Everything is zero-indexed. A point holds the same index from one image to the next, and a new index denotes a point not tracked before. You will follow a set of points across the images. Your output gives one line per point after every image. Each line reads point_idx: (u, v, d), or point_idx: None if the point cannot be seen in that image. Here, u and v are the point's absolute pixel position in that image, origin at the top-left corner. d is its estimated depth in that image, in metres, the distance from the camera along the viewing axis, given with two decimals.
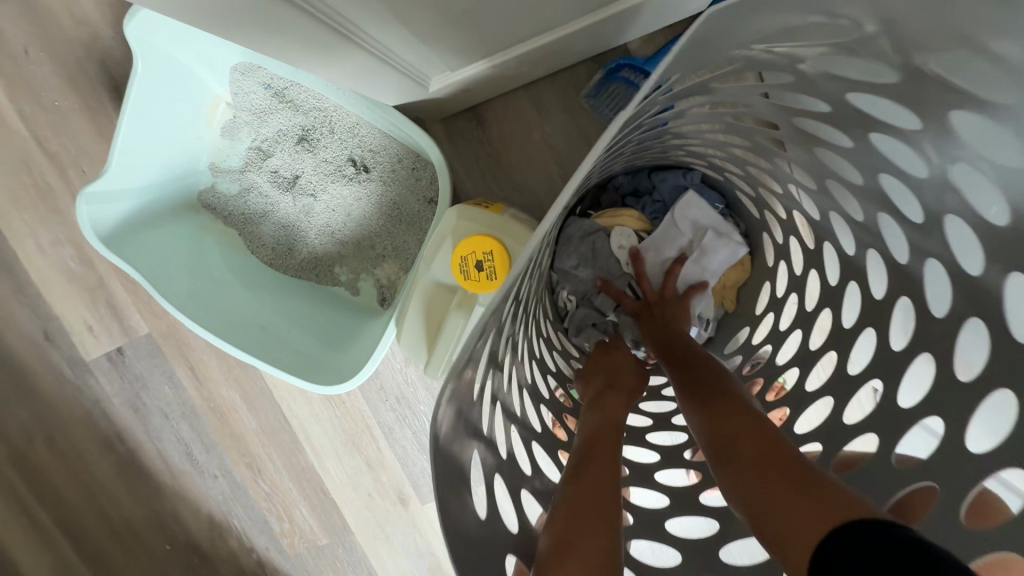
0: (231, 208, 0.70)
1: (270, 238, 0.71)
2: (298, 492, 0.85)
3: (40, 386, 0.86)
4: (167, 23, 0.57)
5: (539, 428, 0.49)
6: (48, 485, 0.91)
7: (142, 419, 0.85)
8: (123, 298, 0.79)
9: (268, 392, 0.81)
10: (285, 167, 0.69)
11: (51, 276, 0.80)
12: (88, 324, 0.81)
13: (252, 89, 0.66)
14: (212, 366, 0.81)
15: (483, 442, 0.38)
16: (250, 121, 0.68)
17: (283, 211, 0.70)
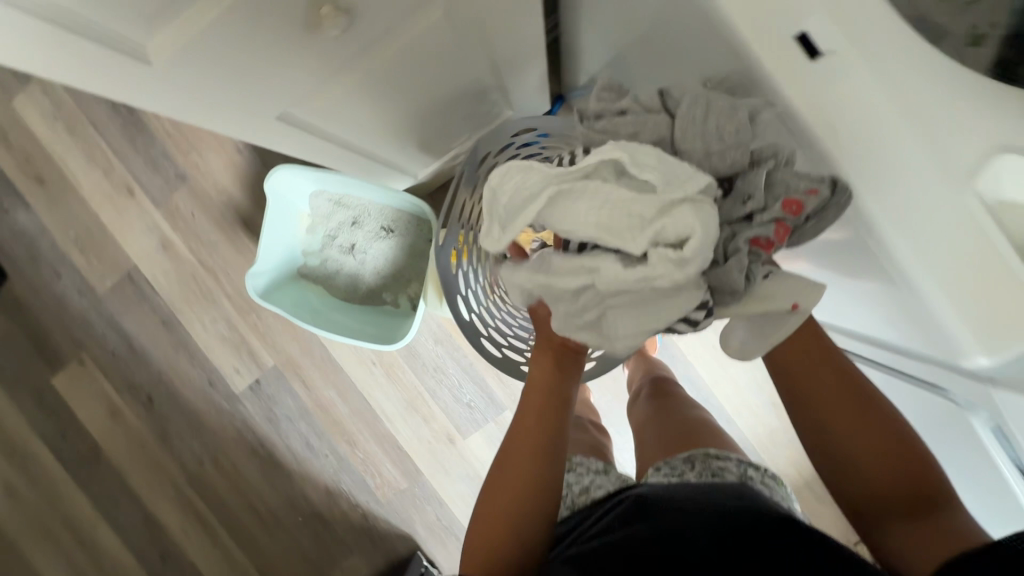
0: (317, 272, 1.20)
1: (343, 284, 1.20)
2: (382, 452, 1.27)
3: (207, 419, 1.31)
4: (282, 178, 1.08)
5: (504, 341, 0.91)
6: (214, 493, 1.33)
7: (275, 426, 1.29)
8: (257, 346, 1.27)
9: (353, 386, 1.26)
10: (345, 242, 1.19)
11: (212, 343, 1.29)
12: (237, 368, 1.28)
13: (321, 203, 1.18)
14: (316, 377, 1.27)
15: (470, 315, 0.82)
16: (323, 221, 1.19)
17: (348, 267, 1.20)
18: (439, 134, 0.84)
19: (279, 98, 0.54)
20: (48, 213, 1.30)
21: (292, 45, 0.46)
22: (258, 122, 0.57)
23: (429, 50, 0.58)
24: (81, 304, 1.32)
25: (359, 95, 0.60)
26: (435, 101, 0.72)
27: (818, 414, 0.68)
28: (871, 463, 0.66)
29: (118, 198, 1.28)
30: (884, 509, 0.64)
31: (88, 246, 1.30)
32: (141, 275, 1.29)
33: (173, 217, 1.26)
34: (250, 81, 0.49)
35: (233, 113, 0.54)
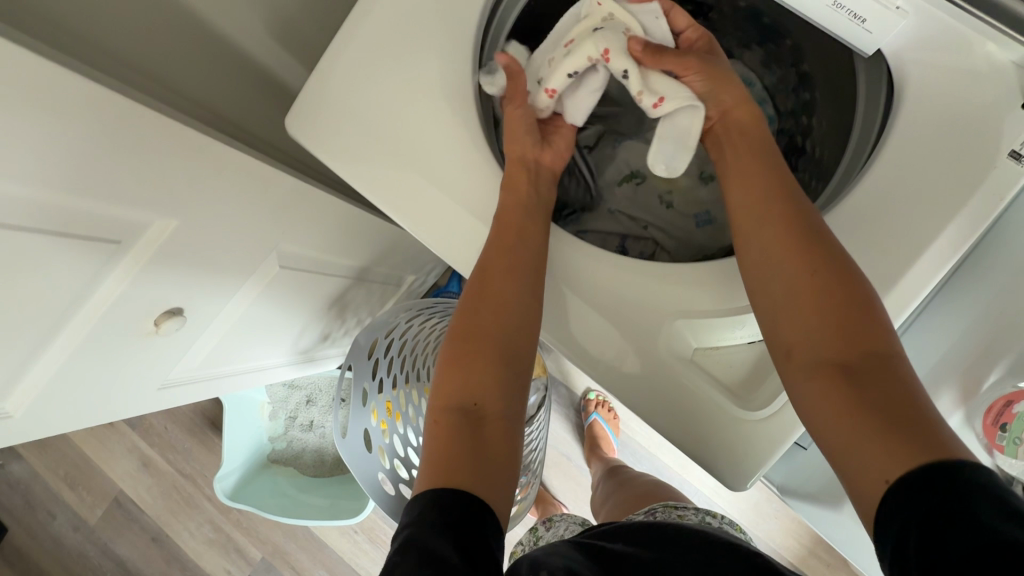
0: (285, 454, 1.27)
1: (311, 459, 1.27)
2: None
3: None
4: None
5: None
6: None
7: None
8: (243, 540, 1.30)
9: (340, 559, 1.26)
10: (305, 419, 1.27)
11: (200, 548, 1.31)
12: (227, 568, 1.29)
13: (277, 389, 1.27)
14: (304, 559, 1.27)
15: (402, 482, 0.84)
16: (282, 405, 1.27)
17: (313, 442, 1.27)
18: (341, 326, 0.94)
19: (165, 359, 0.61)
20: (38, 460, 1.39)
21: (141, 350, 0.57)
22: (143, 405, 0.66)
23: (284, 291, 0.69)
24: (75, 540, 1.36)
25: (236, 328, 0.67)
26: (315, 320, 0.83)
27: (770, 257, 0.47)
28: (815, 323, 0.44)
29: (99, 429, 1.38)
30: (831, 373, 0.42)
31: (76, 481, 1.37)
32: (127, 496, 1.35)
33: (149, 434, 1.35)
34: (127, 361, 0.57)
35: (131, 388, 0.61)
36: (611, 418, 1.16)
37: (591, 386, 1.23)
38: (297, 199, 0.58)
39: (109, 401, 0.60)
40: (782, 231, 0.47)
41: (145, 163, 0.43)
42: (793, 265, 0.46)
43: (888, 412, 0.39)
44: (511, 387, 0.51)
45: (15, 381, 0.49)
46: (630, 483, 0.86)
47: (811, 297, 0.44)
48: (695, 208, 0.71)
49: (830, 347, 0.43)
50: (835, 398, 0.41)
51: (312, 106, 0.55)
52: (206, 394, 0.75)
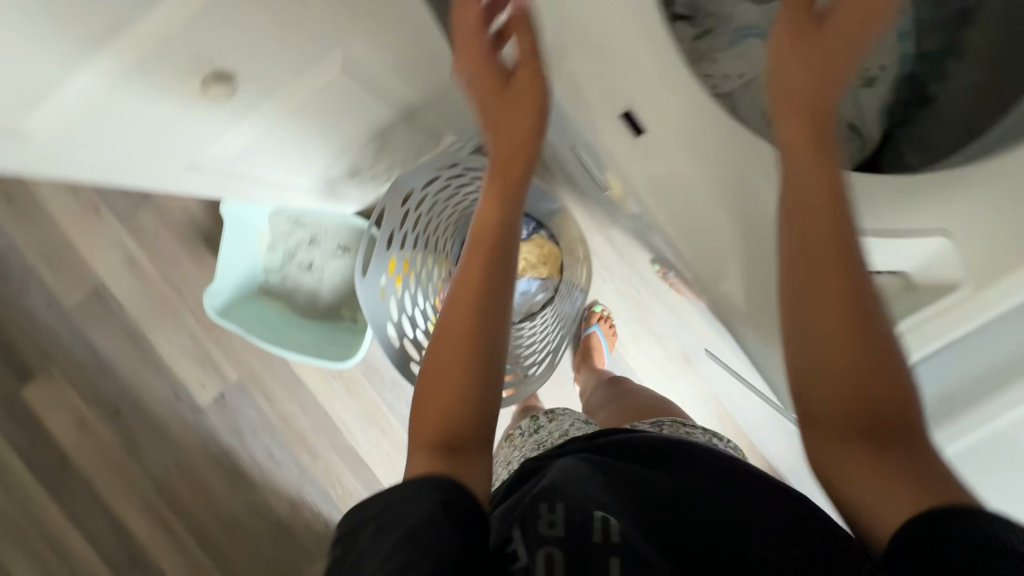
0: (278, 289, 1.24)
1: (303, 300, 1.24)
2: (343, 464, 1.30)
3: (172, 431, 1.34)
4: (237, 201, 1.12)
5: None
6: (181, 503, 1.36)
7: (239, 438, 1.32)
8: (220, 360, 1.30)
9: (314, 399, 1.29)
10: (304, 260, 1.22)
11: (176, 357, 1.32)
12: (202, 382, 1.32)
13: (280, 221, 1.21)
14: (278, 390, 1.30)
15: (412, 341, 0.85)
16: (282, 239, 1.22)
17: (307, 284, 1.23)
18: (372, 168, 0.86)
19: (212, 125, 0.61)
20: (16, 230, 1.33)
21: (165, 106, 0.56)
22: (163, 176, 0.68)
23: (326, 108, 0.65)
24: (48, 318, 1.34)
25: (286, 124, 0.65)
26: (350, 156, 0.78)
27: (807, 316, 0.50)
28: (835, 397, 0.48)
29: (85, 215, 1.31)
30: (843, 430, 0.48)
31: (55, 261, 1.33)
32: (107, 289, 1.32)
33: (138, 234, 1.30)
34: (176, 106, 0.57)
35: (175, 140, 0.62)
36: (610, 334, 1.17)
37: (600, 300, 1.21)
38: None
39: (151, 143, 0.61)
40: (829, 321, 0.50)
41: None
42: (832, 336, 0.49)
43: (905, 479, 0.45)
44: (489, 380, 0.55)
45: (74, 76, 0.50)
46: (631, 397, 0.86)
47: (851, 379, 0.48)
48: None
49: (837, 416, 0.48)
50: (858, 463, 0.47)
51: None
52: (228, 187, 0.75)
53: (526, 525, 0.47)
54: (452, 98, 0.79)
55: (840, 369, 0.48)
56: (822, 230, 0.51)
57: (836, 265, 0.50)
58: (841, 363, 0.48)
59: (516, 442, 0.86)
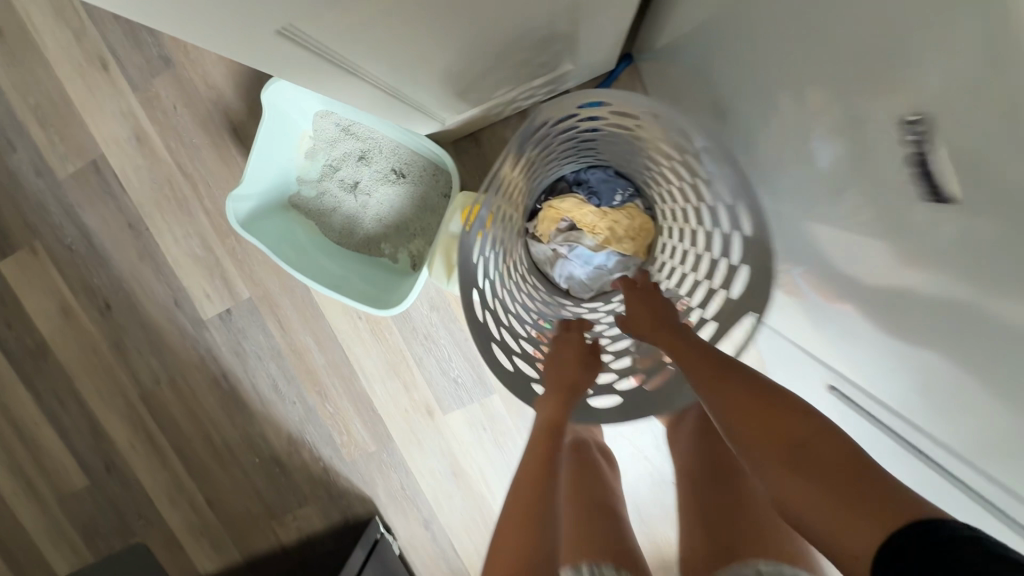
0: (312, 205, 1.05)
1: (339, 224, 1.05)
2: (354, 411, 1.18)
3: (167, 340, 1.19)
4: (282, 91, 0.93)
5: (518, 352, 0.81)
6: (169, 417, 1.24)
7: (243, 362, 1.18)
8: (232, 272, 1.13)
9: (333, 337, 1.14)
10: (348, 177, 1.03)
11: (182, 260, 1.14)
12: (207, 293, 1.15)
13: (327, 126, 1.01)
14: (294, 320, 1.14)
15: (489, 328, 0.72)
16: (326, 147, 1.03)
17: (347, 206, 1.05)
18: (469, 70, 0.68)
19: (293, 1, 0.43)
20: (4, 73, 1.10)
21: None
22: (243, 32, 0.48)
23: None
24: (36, 186, 1.15)
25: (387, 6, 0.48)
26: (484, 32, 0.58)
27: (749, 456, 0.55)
28: (785, 487, 0.51)
29: (89, 71, 1.08)
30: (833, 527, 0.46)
31: (49, 120, 1.11)
32: (109, 165, 1.12)
33: (151, 107, 1.08)
34: None
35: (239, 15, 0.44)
36: None
37: None
38: None
39: (207, 16, 0.44)
40: (745, 416, 0.56)
41: None
42: (734, 418, 0.57)
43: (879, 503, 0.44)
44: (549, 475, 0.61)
45: None
46: None
47: (807, 478, 0.49)
48: None
49: (825, 516, 0.47)
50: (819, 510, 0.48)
51: None
52: (320, 49, 0.54)
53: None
54: None
55: (768, 431, 0.54)
56: (740, 396, 0.58)
57: (716, 376, 0.61)
58: (765, 425, 0.54)
59: None
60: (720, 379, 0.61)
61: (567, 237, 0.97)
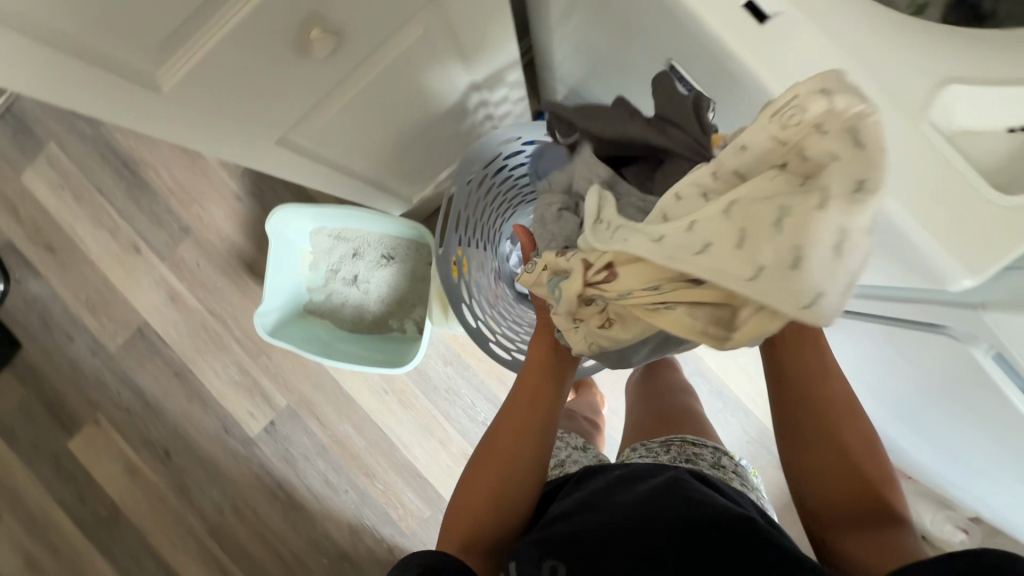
0: (323, 306, 1.23)
1: (349, 315, 1.22)
2: (402, 482, 1.26)
3: (223, 468, 1.31)
4: (283, 221, 1.13)
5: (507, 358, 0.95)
6: (237, 544, 1.31)
7: (293, 466, 1.29)
8: (269, 387, 1.28)
9: (368, 417, 1.26)
10: (348, 274, 1.22)
11: (224, 389, 1.30)
12: (251, 412, 1.29)
13: (322, 239, 1.21)
14: (330, 412, 1.27)
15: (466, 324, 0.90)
16: (325, 256, 1.22)
17: (353, 298, 1.22)
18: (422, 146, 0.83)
19: (279, 106, 0.57)
20: (59, 279, 1.33)
21: (252, 74, 0.51)
22: (254, 146, 0.62)
23: (423, 63, 0.63)
24: (95, 365, 1.34)
25: (354, 103, 0.63)
26: (426, 124, 0.77)
27: (804, 428, 0.65)
28: (824, 475, 0.64)
29: (126, 257, 1.32)
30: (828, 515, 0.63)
31: (98, 306, 1.33)
32: (152, 328, 1.32)
33: (179, 269, 1.30)
34: (247, 86, 0.52)
35: (241, 128, 0.57)
36: None
37: None
38: None
39: (220, 127, 0.55)
40: (836, 428, 0.64)
41: None
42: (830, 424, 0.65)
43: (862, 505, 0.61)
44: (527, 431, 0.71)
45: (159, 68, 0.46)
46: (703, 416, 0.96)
47: (834, 462, 0.63)
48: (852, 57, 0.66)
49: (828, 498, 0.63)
50: (814, 482, 0.64)
51: None
52: (304, 150, 0.67)
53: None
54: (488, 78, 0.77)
55: (833, 447, 0.64)
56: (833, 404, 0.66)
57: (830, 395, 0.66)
58: (839, 434, 0.64)
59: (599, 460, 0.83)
60: (820, 397, 0.66)
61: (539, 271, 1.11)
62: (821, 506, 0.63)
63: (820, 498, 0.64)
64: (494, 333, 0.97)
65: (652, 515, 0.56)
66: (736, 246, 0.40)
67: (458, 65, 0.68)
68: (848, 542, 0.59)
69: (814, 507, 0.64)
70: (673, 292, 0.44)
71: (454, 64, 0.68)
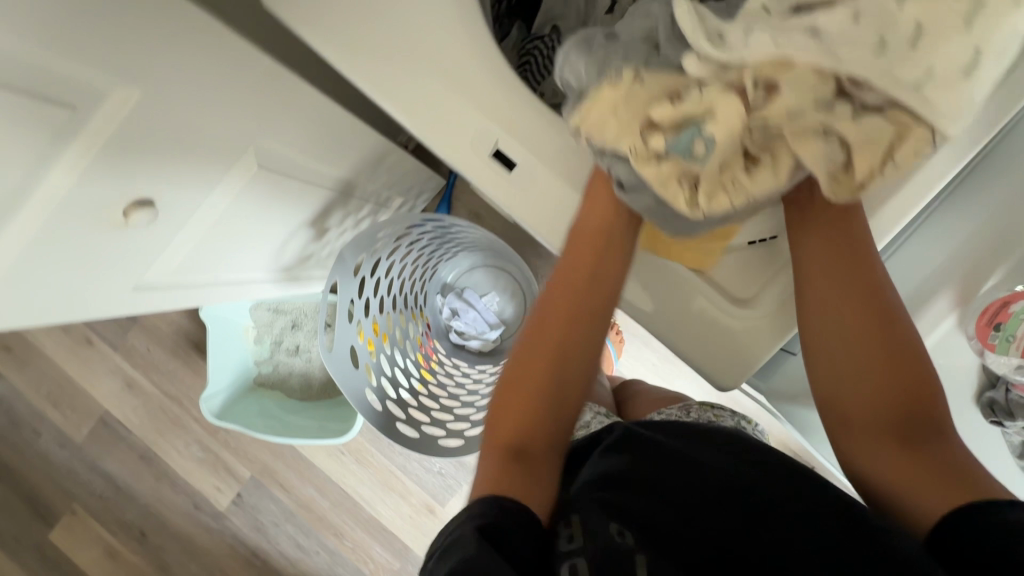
0: (272, 377, 1.27)
1: (298, 383, 1.27)
2: (369, 537, 1.29)
3: (199, 542, 1.34)
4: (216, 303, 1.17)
5: (428, 419, 0.95)
6: None
7: (264, 533, 1.32)
8: (231, 460, 1.33)
9: (329, 478, 1.30)
10: (290, 344, 1.26)
11: (189, 466, 1.34)
12: (218, 486, 1.33)
13: (261, 313, 1.25)
14: (292, 478, 1.31)
15: (377, 398, 0.91)
16: (266, 329, 1.26)
17: (299, 365, 1.27)
18: (320, 239, 0.86)
19: (128, 257, 0.59)
20: (20, 379, 1.38)
21: (80, 246, 0.53)
22: (122, 296, 0.64)
23: (282, 182, 0.66)
24: (64, 456, 1.38)
25: (210, 229, 0.64)
26: (302, 228, 0.79)
27: (838, 320, 0.54)
28: (864, 377, 0.53)
29: (80, 350, 1.36)
30: (877, 423, 0.53)
31: (60, 400, 1.37)
32: (113, 416, 1.36)
33: (132, 356, 1.34)
34: (82, 255, 0.54)
35: (98, 287, 0.59)
36: (617, 340, 1.13)
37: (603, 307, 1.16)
38: (262, 93, 0.55)
39: (72, 295, 0.57)
40: (875, 326, 0.54)
41: (77, 45, 0.40)
42: (855, 316, 0.54)
43: (907, 407, 0.52)
44: (555, 377, 0.57)
45: None
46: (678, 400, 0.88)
47: (873, 361, 0.53)
48: None
49: (866, 402, 0.53)
50: (851, 383, 0.54)
51: None
52: (183, 280, 0.69)
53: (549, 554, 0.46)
54: (363, 176, 0.80)
55: (876, 343, 0.54)
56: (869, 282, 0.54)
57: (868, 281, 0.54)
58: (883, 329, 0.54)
59: None
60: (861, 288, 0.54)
61: (465, 321, 1.11)
62: (858, 412, 0.54)
63: (851, 406, 0.54)
64: (416, 396, 0.98)
65: (727, 483, 0.50)
66: (911, 43, 0.41)
67: (322, 171, 0.71)
68: (883, 454, 0.52)
69: (845, 412, 0.55)
70: (843, 125, 0.44)
71: (318, 173, 0.71)
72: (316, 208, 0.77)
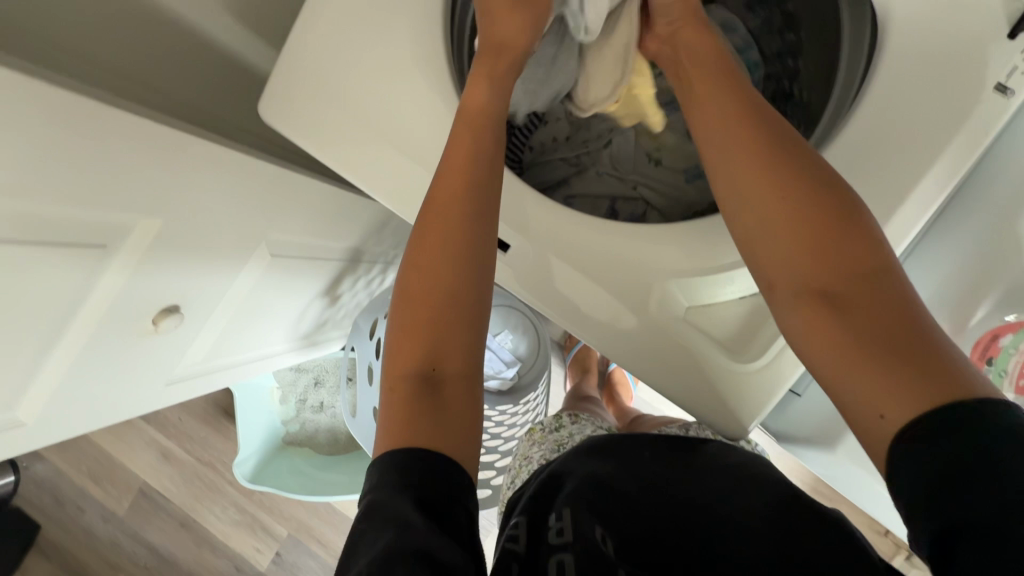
0: (299, 436, 1.30)
1: (325, 439, 1.30)
2: None
3: None
4: None
5: None
6: None
7: None
8: (268, 520, 1.35)
9: None
10: (315, 401, 1.31)
11: (227, 529, 1.36)
12: (257, 547, 1.35)
13: (284, 374, 1.30)
14: (328, 532, 1.33)
15: None
16: (291, 389, 1.30)
17: (326, 421, 1.31)
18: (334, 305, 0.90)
19: (161, 354, 0.62)
20: (61, 459, 1.43)
21: (118, 352, 0.56)
22: (156, 390, 0.67)
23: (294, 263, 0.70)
24: (107, 530, 1.41)
25: (235, 313, 0.68)
26: (317, 298, 0.83)
27: (744, 189, 0.45)
28: (788, 245, 0.43)
29: (116, 425, 1.41)
30: (816, 293, 0.41)
31: (101, 476, 1.42)
32: (151, 487, 1.40)
33: (165, 427, 1.39)
34: (121, 359, 0.57)
35: (136, 385, 0.63)
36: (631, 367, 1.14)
37: None
38: (271, 190, 0.59)
39: (113, 397, 0.61)
40: (794, 183, 0.43)
41: (109, 183, 0.44)
42: (763, 176, 0.44)
43: (846, 272, 0.41)
44: (441, 331, 0.48)
45: (21, 407, 0.51)
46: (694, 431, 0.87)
47: (795, 223, 0.43)
48: (684, 163, 0.70)
49: (795, 274, 0.42)
50: (775, 253, 0.43)
51: (280, 85, 0.59)
52: (211, 364, 0.73)
53: (539, 550, 0.45)
54: (369, 243, 0.84)
55: (797, 202, 0.43)
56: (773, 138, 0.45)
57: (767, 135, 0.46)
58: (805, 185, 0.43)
59: (534, 433, 0.82)
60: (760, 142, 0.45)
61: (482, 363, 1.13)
62: (787, 280, 0.43)
63: (788, 281, 0.43)
64: None
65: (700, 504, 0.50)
66: None
67: (331, 246, 0.75)
68: (813, 333, 0.41)
69: (775, 286, 0.44)
70: None
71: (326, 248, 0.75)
72: (328, 280, 0.81)
